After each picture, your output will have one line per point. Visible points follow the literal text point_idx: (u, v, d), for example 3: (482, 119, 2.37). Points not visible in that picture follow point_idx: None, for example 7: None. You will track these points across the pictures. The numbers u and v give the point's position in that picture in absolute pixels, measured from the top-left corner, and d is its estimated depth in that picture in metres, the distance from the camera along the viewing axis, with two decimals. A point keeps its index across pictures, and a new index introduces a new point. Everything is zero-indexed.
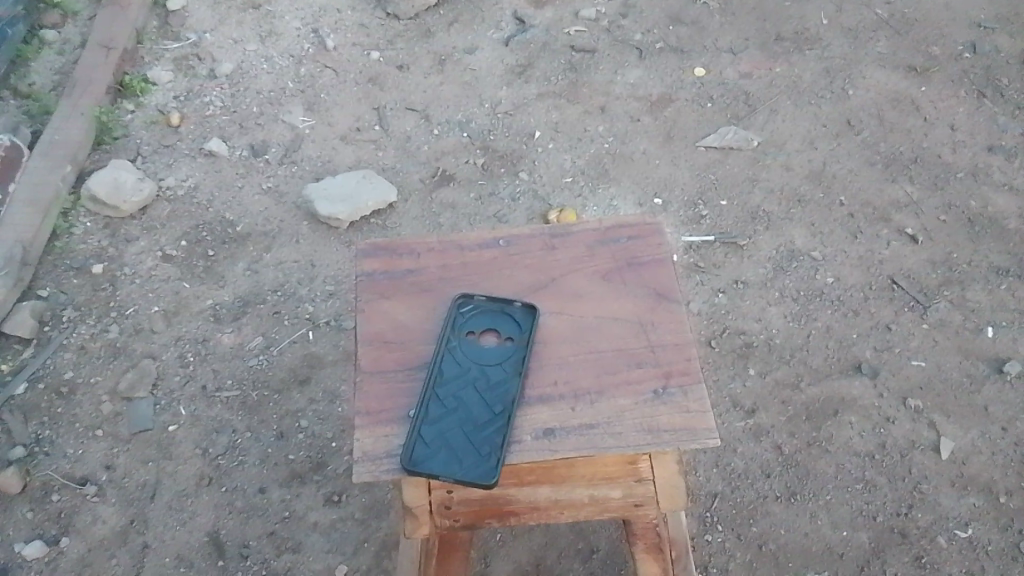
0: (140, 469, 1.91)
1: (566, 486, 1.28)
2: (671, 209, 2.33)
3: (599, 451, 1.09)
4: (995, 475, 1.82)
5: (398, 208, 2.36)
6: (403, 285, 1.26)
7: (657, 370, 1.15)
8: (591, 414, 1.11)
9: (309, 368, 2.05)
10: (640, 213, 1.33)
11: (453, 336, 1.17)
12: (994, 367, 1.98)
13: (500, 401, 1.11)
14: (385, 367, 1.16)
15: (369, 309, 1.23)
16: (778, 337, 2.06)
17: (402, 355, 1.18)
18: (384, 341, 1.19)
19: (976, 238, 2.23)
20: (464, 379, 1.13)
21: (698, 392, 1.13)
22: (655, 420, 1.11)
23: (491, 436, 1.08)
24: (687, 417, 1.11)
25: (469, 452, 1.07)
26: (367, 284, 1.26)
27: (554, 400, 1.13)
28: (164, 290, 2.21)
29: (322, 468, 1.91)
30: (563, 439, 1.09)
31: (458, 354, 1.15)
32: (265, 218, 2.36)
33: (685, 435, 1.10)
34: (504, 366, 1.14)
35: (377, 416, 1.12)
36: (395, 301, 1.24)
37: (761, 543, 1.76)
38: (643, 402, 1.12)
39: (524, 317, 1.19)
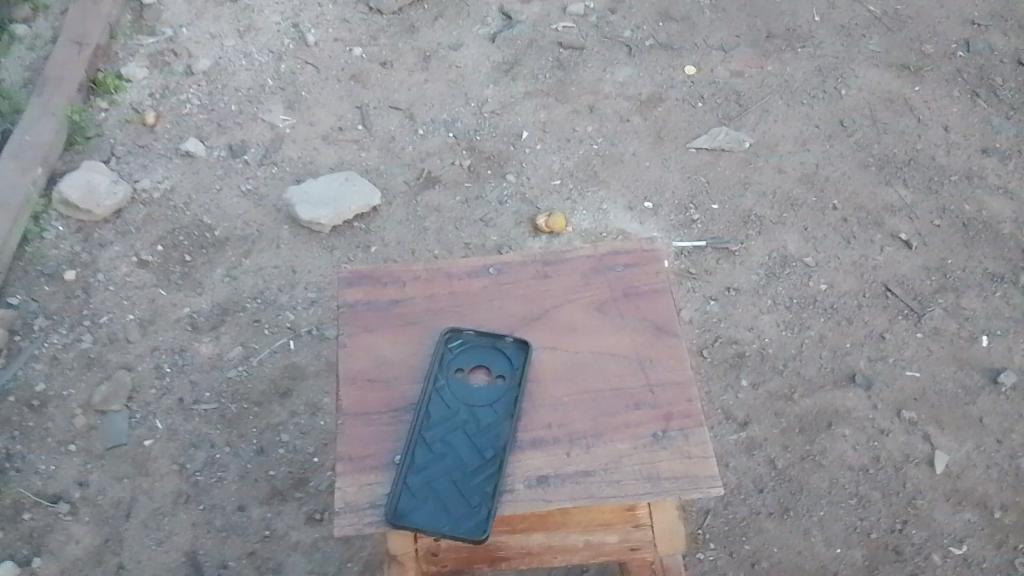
0: (115, 486, 1.85)
1: (560, 532, 1.26)
2: (662, 213, 2.27)
3: (596, 501, 1.09)
4: (990, 490, 1.79)
5: (382, 212, 2.29)
6: (388, 317, 1.26)
7: (657, 412, 1.15)
8: (587, 460, 1.11)
9: (290, 379, 1.99)
10: (637, 238, 1.33)
11: (442, 374, 1.17)
12: (989, 377, 1.95)
13: (490, 445, 1.11)
14: (369, 409, 1.16)
15: (352, 344, 1.23)
16: (771, 346, 2.02)
17: (387, 395, 1.17)
18: (366, 379, 1.19)
19: (971, 243, 2.19)
20: (452, 422, 1.13)
21: (700, 436, 1.13)
22: (655, 467, 1.11)
23: (481, 484, 1.08)
24: (689, 464, 1.11)
25: (458, 503, 1.07)
26: (350, 316, 1.26)
27: (548, 445, 1.12)
28: (139, 298, 2.14)
29: (304, 485, 1.85)
30: (558, 487, 1.09)
31: (446, 394, 1.15)
32: (244, 221, 2.29)
33: (687, 483, 1.10)
34: (494, 407, 1.14)
35: (359, 462, 1.11)
36: (380, 335, 1.24)
37: (754, 561, 1.72)
38: (642, 446, 1.12)
39: (515, 353, 1.19)
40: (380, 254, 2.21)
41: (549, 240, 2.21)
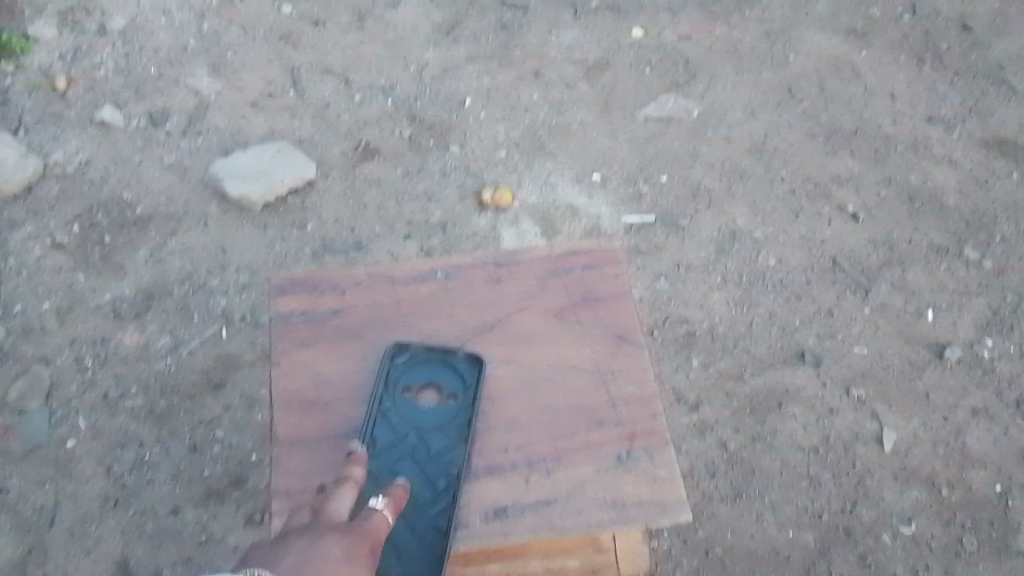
0: (36, 491, 1.73)
1: (519, 560, 1.19)
2: (611, 185, 2.21)
3: (558, 532, 1.05)
4: (937, 467, 1.81)
5: (318, 186, 2.17)
6: (326, 329, 1.20)
7: (620, 431, 1.12)
8: (547, 487, 1.07)
9: (223, 369, 1.88)
10: (595, 238, 1.29)
11: (389, 395, 1.12)
12: (935, 352, 1.96)
13: (443, 473, 1.07)
14: (308, 435, 1.11)
15: (287, 362, 1.17)
16: (721, 324, 1.98)
17: (327, 419, 1.12)
18: (304, 402, 1.14)
19: (917, 215, 2.18)
20: (401, 449, 1.08)
21: (665, 456, 1.10)
22: (620, 492, 1.07)
23: (434, 517, 1.04)
24: (655, 488, 1.07)
25: (409, 541, 1.03)
26: (286, 329, 1.21)
27: (505, 471, 1.08)
28: (55, 284, 1.99)
29: (242, 484, 1.76)
30: (516, 518, 1.05)
31: (393, 417, 1.10)
32: (168, 198, 2.14)
33: (653, 509, 1.06)
34: (445, 431, 1.10)
35: (298, 496, 1.07)
36: (318, 351, 1.18)
37: (708, 548, 1.71)
38: (605, 469, 1.09)
39: (467, 370, 1.15)
40: (317, 233, 2.09)
41: (495, 216, 2.13)
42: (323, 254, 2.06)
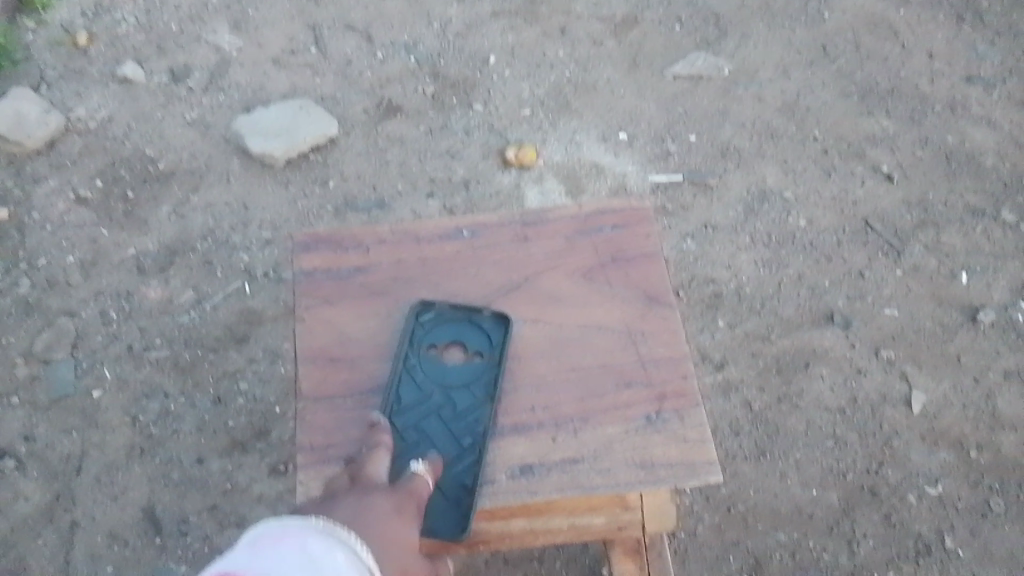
0: (63, 440, 1.76)
1: (543, 517, 1.17)
2: (638, 144, 2.16)
3: (585, 492, 1.04)
4: (966, 430, 1.78)
5: (340, 144, 2.14)
6: (350, 287, 1.19)
7: (649, 392, 1.10)
8: (574, 447, 1.06)
9: (247, 325, 1.88)
10: (626, 197, 1.27)
11: (414, 354, 1.11)
12: (968, 316, 1.92)
13: (469, 432, 1.06)
14: (332, 392, 1.10)
15: (311, 319, 1.16)
16: (748, 285, 1.95)
17: (351, 377, 1.12)
18: (329, 359, 1.13)
19: (952, 176, 2.12)
20: (426, 406, 1.07)
21: (694, 417, 1.08)
22: (649, 453, 1.06)
23: (461, 475, 1.03)
24: (685, 449, 1.06)
25: (436, 498, 1.02)
26: (310, 286, 1.20)
27: (531, 431, 1.07)
28: (79, 238, 2.00)
29: (266, 435, 1.76)
30: (543, 477, 1.04)
31: (419, 375, 1.09)
32: (190, 153, 2.12)
33: (683, 470, 1.05)
34: (471, 390, 1.09)
35: (322, 452, 1.06)
36: (342, 308, 1.17)
37: (730, 505, 1.70)
38: (634, 430, 1.07)
39: (494, 329, 1.14)
40: (340, 190, 2.07)
41: (519, 174, 2.09)
42: (345, 211, 2.05)
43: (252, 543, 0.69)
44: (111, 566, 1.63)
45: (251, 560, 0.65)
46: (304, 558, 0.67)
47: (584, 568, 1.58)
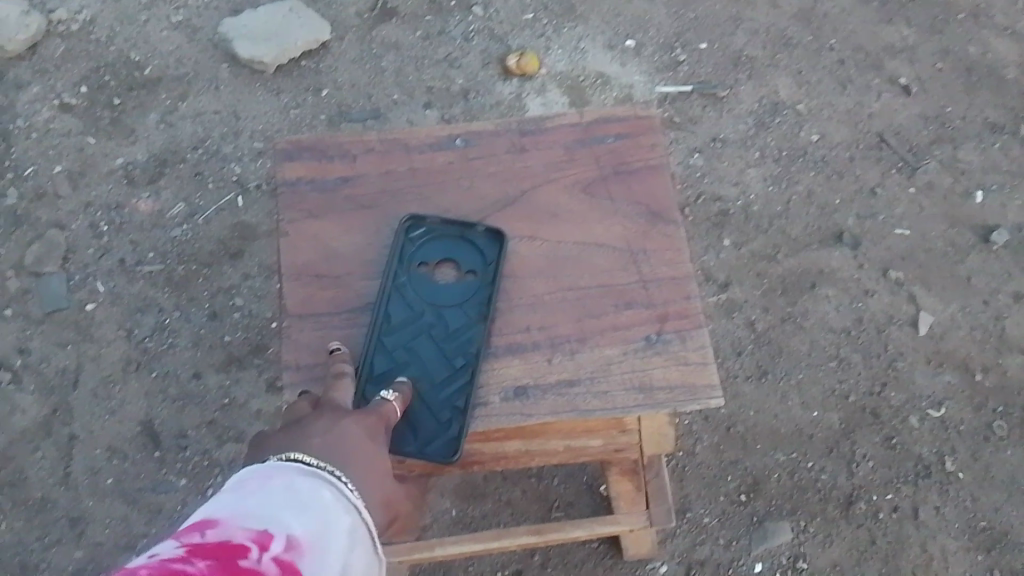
0: (58, 354, 1.74)
1: (539, 438, 1.16)
2: (646, 53, 2.06)
3: (581, 414, 1.01)
4: (972, 352, 1.75)
5: (333, 49, 2.05)
6: (337, 198, 1.14)
7: (651, 312, 1.06)
8: (571, 369, 1.03)
9: (240, 239, 1.83)
10: (630, 104, 1.20)
11: (404, 271, 1.07)
12: (980, 236, 1.86)
13: (461, 351, 1.03)
14: (318, 309, 1.07)
15: (295, 233, 1.12)
16: (756, 203, 1.89)
17: (338, 294, 1.08)
18: (315, 275, 1.09)
19: (972, 89, 2.03)
20: (416, 326, 1.04)
21: (696, 339, 1.04)
22: (649, 375, 1.03)
23: (452, 396, 1.01)
24: (685, 372, 1.03)
25: (427, 420, 1.00)
26: (294, 198, 1.14)
27: (526, 351, 1.04)
28: (66, 147, 1.93)
29: (262, 351, 1.73)
30: (537, 399, 1.02)
31: (409, 294, 1.05)
32: (177, 58, 2.03)
33: (684, 394, 1.02)
34: (464, 309, 1.05)
35: (309, 372, 1.03)
36: (328, 222, 1.12)
37: (729, 426, 1.68)
38: (634, 351, 1.04)
39: (488, 247, 1.09)
40: (333, 99, 1.99)
41: (521, 83, 2.00)
42: (339, 121, 1.97)
43: (236, 488, 0.66)
44: (110, 480, 1.64)
45: (235, 508, 0.62)
46: (292, 505, 0.65)
47: (581, 486, 1.58)
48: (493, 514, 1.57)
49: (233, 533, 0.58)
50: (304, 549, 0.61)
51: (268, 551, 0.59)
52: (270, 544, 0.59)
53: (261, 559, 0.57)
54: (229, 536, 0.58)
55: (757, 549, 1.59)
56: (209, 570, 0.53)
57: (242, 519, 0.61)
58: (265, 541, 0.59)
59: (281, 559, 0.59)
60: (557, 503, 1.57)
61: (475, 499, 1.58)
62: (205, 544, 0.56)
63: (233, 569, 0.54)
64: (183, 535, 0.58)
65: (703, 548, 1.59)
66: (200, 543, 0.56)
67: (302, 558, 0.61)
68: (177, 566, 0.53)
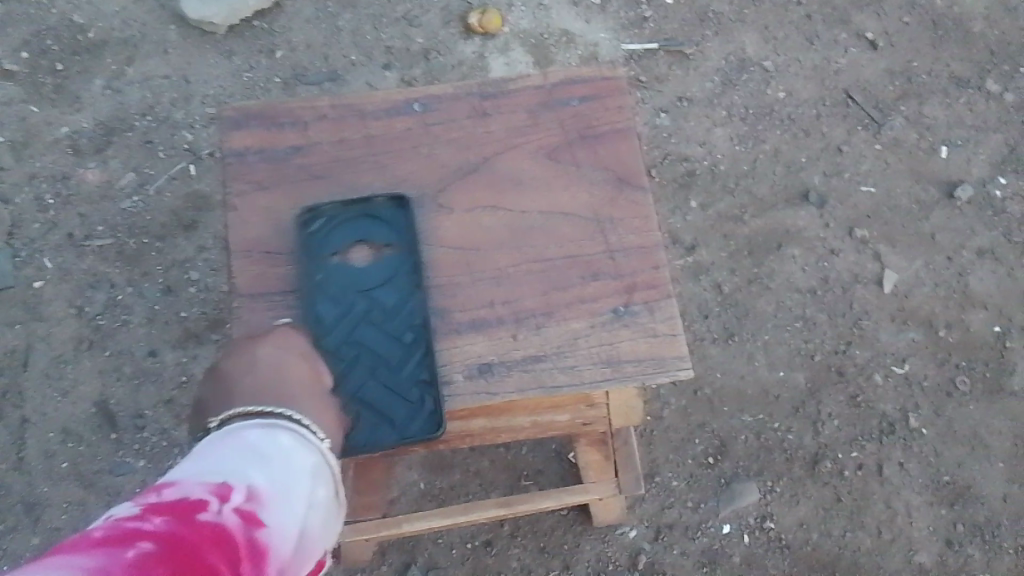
0: (6, 334, 1.67)
1: (505, 416, 1.13)
2: (611, 9, 2.01)
3: (548, 391, 0.99)
4: (935, 309, 1.76)
5: (286, 8, 1.97)
6: (288, 170, 1.09)
7: (618, 283, 1.03)
8: (537, 343, 1.01)
9: (194, 210, 1.77)
10: (596, 65, 1.16)
11: (317, 266, 1.02)
12: (945, 192, 1.86)
13: (405, 326, 0.99)
14: (270, 287, 1.03)
15: (244, 207, 1.07)
16: (723, 163, 1.87)
17: (290, 271, 1.03)
18: (265, 252, 1.05)
19: (938, 43, 2.01)
20: (352, 315, 0.99)
21: (665, 310, 1.02)
22: (617, 349, 1.00)
23: (414, 372, 0.97)
24: (654, 344, 1.01)
25: (398, 405, 0.96)
26: (242, 169, 1.09)
27: (491, 327, 1.01)
28: (6, 116, 1.84)
29: (221, 326, 1.68)
30: (503, 376, 0.99)
31: (332, 287, 1.00)
32: (122, 20, 1.94)
33: (653, 367, 1.00)
34: (392, 285, 1.01)
35: None
36: (279, 195, 1.08)
37: (696, 389, 1.68)
38: (601, 324, 1.01)
39: (394, 217, 1.05)
40: (287, 60, 1.91)
41: (483, 43, 1.94)
42: (294, 84, 1.89)
43: (193, 449, 0.63)
44: (67, 462, 1.59)
45: (191, 468, 0.59)
46: (251, 456, 0.62)
47: (550, 453, 1.57)
48: (462, 484, 1.56)
49: (191, 490, 0.55)
50: (268, 499, 0.59)
51: (230, 502, 0.56)
52: (231, 496, 0.56)
53: (223, 510, 0.54)
54: (188, 493, 0.55)
55: (724, 512, 1.60)
56: (164, 528, 0.50)
57: (200, 476, 0.57)
58: (226, 493, 0.56)
59: (244, 509, 0.56)
60: (526, 472, 1.56)
61: (443, 471, 1.56)
62: (161, 503, 0.53)
63: (191, 524, 0.51)
64: (139, 496, 0.55)
65: (672, 512, 1.60)
66: (156, 502, 0.53)
67: (266, 508, 0.58)
68: (134, 525, 0.49)
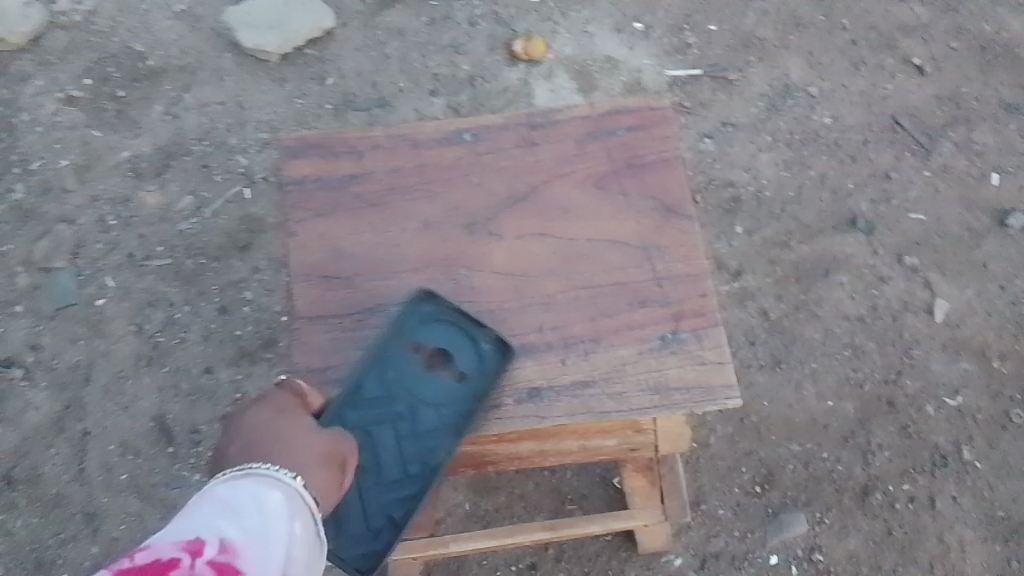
0: (69, 350, 1.73)
1: (553, 440, 1.14)
2: (655, 36, 2.03)
3: (596, 417, 1.00)
4: (988, 339, 1.73)
5: (337, 37, 2.03)
6: (345, 197, 1.13)
7: (666, 311, 1.04)
8: (586, 370, 1.02)
9: (248, 232, 1.82)
10: (643, 95, 1.18)
11: (395, 348, 1.01)
12: (996, 219, 1.83)
13: (419, 458, 0.97)
14: (327, 311, 1.06)
15: (302, 233, 1.11)
16: (769, 189, 1.87)
17: (347, 296, 1.06)
18: (323, 276, 1.08)
19: (988, 68, 1.99)
20: (387, 414, 0.98)
21: (713, 338, 1.03)
22: (664, 376, 1.01)
23: (391, 506, 0.96)
24: (702, 371, 1.01)
25: (356, 521, 0.95)
26: (301, 196, 1.13)
27: (540, 352, 1.03)
28: (72, 141, 1.92)
29: (272, 345, 1.72)
30: (552, 401, 1.00)
31: (392, 377, 1.00)
32: (181, 48, 2.01)
33: (700, 394, 1.00)
34: (442, 415, 0.99)
35: (319, 375, 1.02)
36: (336, 221, 1.11)
37: (743, 416, 1.67)
38: (649, 351, 1.02)
39: (489, 355, 1.01)
40: (338, 87, 1.97)
41: (528, 69, 1.98)
42: (345, 111, 1.94)
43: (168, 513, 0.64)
44: (124, 476, 1.64)
45: (164, 532, 0.60)
46: (224, 507, 0.63)
47: (594, 478, 1.58)
48: (507, 506, 1.57)
49: (163, 552, 0.56)
50: (243, 546, 0.59)
51: (202, 556, 0.57)
52: (203, 550, 0.57)
53: (194, 565, 0.55)
54: (158, 556, 0.55)
55: (772, 541, 1.58)
56: None
57: (170, 538, 0.58)
58: (198, 548, 0.57)
59: (217, 561, 0.57)
60: (570, 496, 1.57)
61: (488, 492, 1.58)
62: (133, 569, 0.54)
63: None
64: (111, 565, 0.56)
65: (718, 540, 1.58)
66: (128, 569, 0.54)
67: (241, 554, 0.59)
68: None
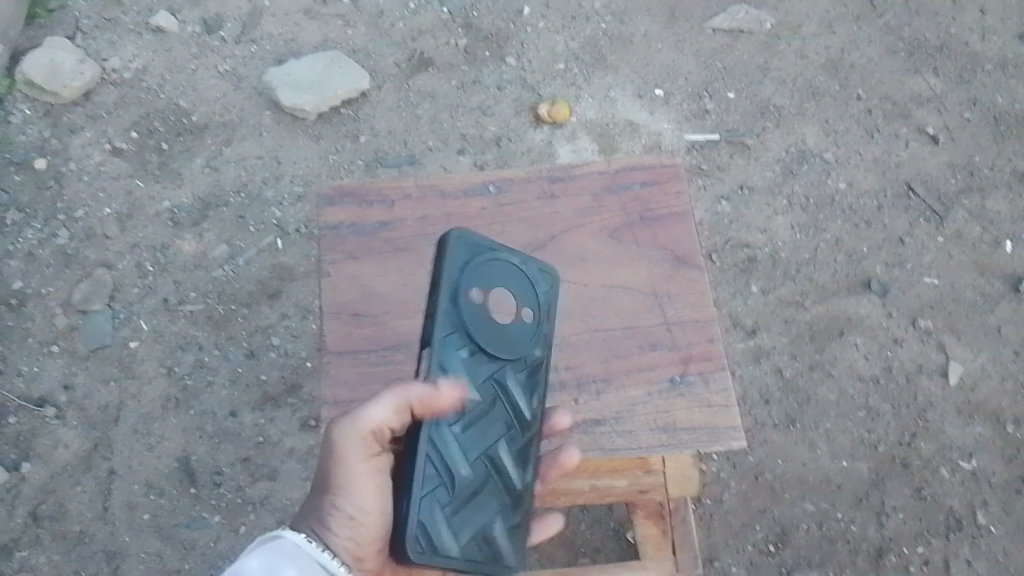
0: (100, 390, 1.79)
1: (566, 477, 1.19)
2: (674, 102, 2.11)
3: (606, 453, 1.04)
4: (1003, 403, 1.74)
5: (371, 97, 2.13)
6: (375, 242, 1.19)
7: (675, 355, 1.09)
8: (598, 409, 1.07)
9: (278, 280, 1.89)
10: (656, 153, 1.25)
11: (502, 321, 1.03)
12: (1010, 286, 1.86)
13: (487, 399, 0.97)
14: (356, 347, 1.11)
15: (334, 274, 1.17)
16: (784, 250, 1.91)
17: (375, 333, 1.12)
18: (353, 314, 1.13)
19: (1001, 139, 2.04)
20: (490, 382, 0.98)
21: (719, 382, 1.07)
22: (672, 417, 1.06)
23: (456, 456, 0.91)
24: (707, 413, 1.06)
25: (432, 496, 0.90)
26: (334, 241, 1.19)
27: (555, 391, 1.08)
28: (115, 190, 2.01)
29: (296, 390, 1.78)
30: (565, 438, 1.05)
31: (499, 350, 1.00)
32: (223, 106, 2.13)
33: (706, 435, 1.05)
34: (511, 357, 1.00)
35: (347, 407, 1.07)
36: (366, 264, 1.17)
37: (757, 474, 1.68)
38: (657, 393, 1.07)
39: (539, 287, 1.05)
40: (371, 145, 2.06)
41: (552, 131, 2.06)
42: (376, 167, 2.04)
43: None
44: (147, 514, 1.68)
45: None
46: None
47: (607, 531, 1.59)
48: None
49: None
50: None
51: None
52: None
53: None
54: None
55: None
56: None
57: None
58: None
59: None
60: (584, 548, 1.58)
61: None
62: None
63: None
64: None
65: None
66: None
67: None
68: None
